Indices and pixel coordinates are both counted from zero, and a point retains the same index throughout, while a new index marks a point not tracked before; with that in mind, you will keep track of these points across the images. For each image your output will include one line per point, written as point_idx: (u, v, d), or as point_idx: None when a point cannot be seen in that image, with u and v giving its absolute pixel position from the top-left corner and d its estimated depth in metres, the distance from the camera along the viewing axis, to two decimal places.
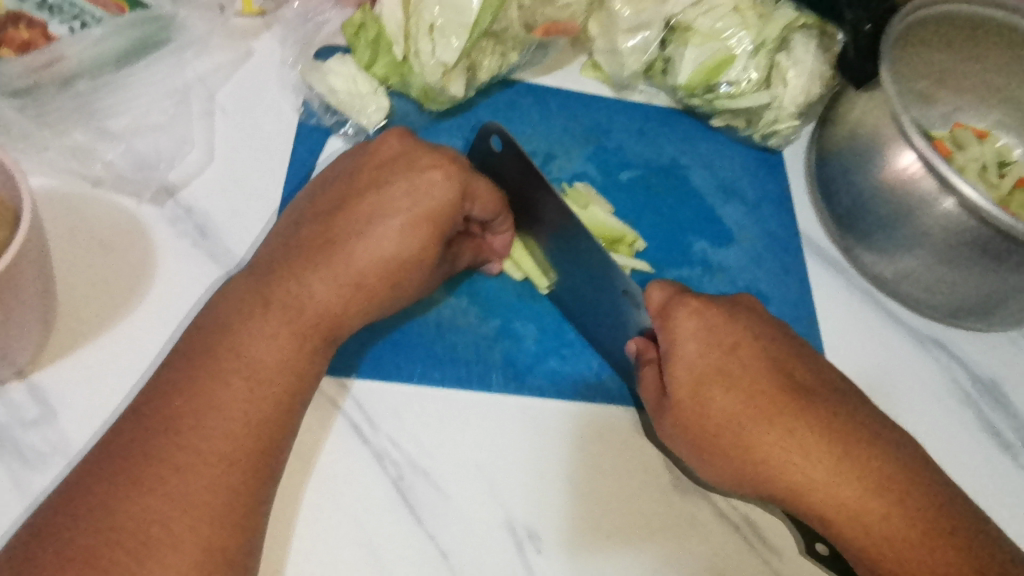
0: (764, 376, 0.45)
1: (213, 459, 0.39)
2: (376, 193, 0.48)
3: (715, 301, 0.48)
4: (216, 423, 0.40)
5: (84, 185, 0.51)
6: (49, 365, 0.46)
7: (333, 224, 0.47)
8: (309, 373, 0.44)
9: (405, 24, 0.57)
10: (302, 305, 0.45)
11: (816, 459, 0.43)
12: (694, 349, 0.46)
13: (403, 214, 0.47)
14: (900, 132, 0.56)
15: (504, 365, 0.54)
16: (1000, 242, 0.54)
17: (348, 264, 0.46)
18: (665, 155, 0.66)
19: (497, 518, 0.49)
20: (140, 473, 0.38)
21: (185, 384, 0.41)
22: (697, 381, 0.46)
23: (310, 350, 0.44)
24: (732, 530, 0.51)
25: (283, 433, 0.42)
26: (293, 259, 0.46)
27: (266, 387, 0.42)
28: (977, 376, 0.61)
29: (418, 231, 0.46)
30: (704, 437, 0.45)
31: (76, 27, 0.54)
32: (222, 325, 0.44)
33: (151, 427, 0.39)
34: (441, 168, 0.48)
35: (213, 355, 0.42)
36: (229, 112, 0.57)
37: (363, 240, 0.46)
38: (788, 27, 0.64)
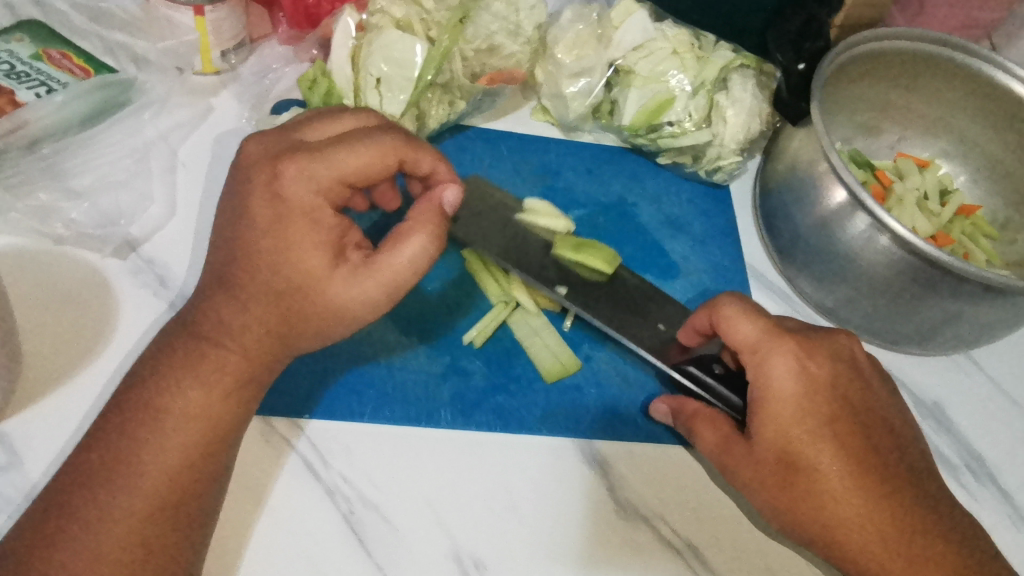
0: (862, 443, 0.47)
1: (123, 514, 0.40)
2: (280, 226, 0.45)
3: (811, 347, 0.50)
4: (128, 475, 0.41)
5: (47, 243, 0.54)
6: (14, 414, 0.48)
7: (220, 263, 0.46)
8: (223, 416, 0.44)
9: (354, 79, 0.60)
10: (210, 353, 0.44)
11: (882, 531, 0.46)
12: (794, 402, 0.47)
13: (284, 225, 0.44)
14: (830, 169, 0.58)
15: (452, 400, 0.56)
16: (928, 270, 0.56)
17: (250, 313, 0.44)
18: (612, 192, 0.68)
19: (445, 551, 0.50)
20: (53, 528, 0.39)
21: (109, 435, 0.42)
22: (787, 437, 0.47)
23: (220, 394, 0.44)
24: (675, 555, 0.53)
25: (202, 478, 0.42)
26: (211, 300, 0.45)
27: (174, 434, 0.42)
28: (922, 400, 0.63)
29: (312, 236, 0.45)
30: (775, 485, 0.47)
31: (43, 93, 0.57)
32: (146, 373, 0.44)
33: (73, 481, 0.41)
34: (296, 160, 0.46)
35: (123, 411, 0.43)
36: (190, 167, 0.60)
37: (262, 260, 0.44)
38: (726, 68, 0.66)
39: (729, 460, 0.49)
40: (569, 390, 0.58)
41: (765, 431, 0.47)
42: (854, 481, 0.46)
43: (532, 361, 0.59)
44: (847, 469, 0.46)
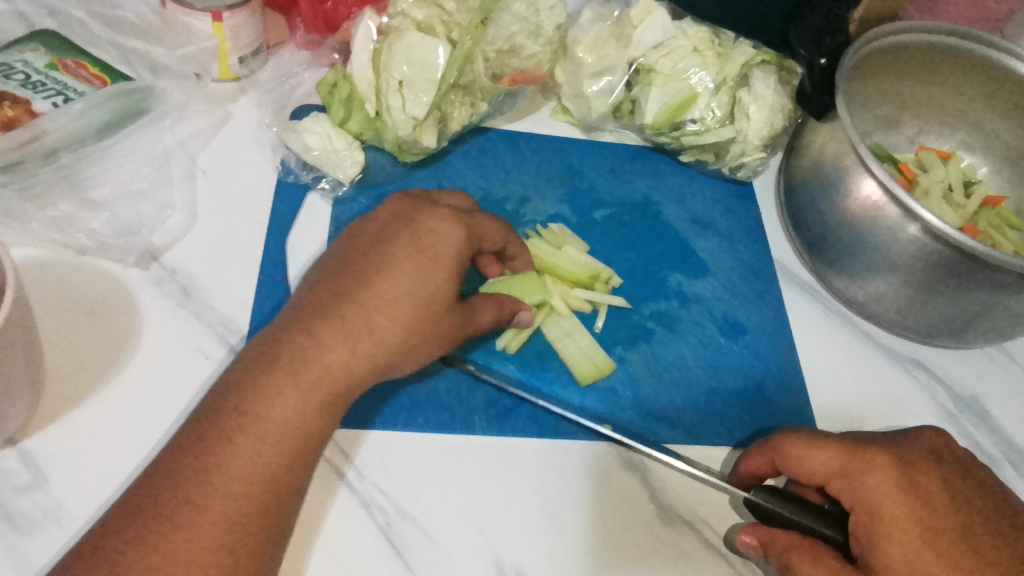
0: (985, 551, 0.44)
1: (215, 518, 0.39)
2: (409, 266, 0.48)
3: (903, 454, 0.47)
4: (222, 480, 0.40)
5: (68, 253, 0.53)
6: (39, 431, 0.46)
7: (344, 280, 0.48)
8: (313, 429, 0.44)
9: (375, 81, 0.59)
10: (309, 358, 0.44)
11: None
12: (903, 523, 0.44)
13: (403, 263, 0.48)
14: (860, 161, 0.58)
15: (485, 406, 0.55)
16: (965, 263, 0.55)
17: (370, 339, 0.46)
18: (636, 192, 0.68)
19: (486, 563, 0.48)
20: (146, 531, 0.38)
21: (198, 442, 0.41)
22: (908, 563, 0.43)
23: (315, 404, 0.44)
24: (720, 559, 0.51)
25: (288, 488, 0.42)
26: (306, 321, 0.46)
27: (269, 444, 0.42)
28: (959, 394, 0.62)
29: (430, 272, 0.48)
30: None
31: (59, 102, 0.55)
32: (256, 378, 0.44)
33: (162, 485, 0.40)
34: (442, 218, 0.50)
35: (222, 415, 0.43)
36: (210, 174, 0.59)
37: (372, 289, 0.47)
38: (747, 64, 0.66)
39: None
40: (603, 392, 0.57)
41: (886, 562, 0.43)
42: None
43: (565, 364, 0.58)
44: None
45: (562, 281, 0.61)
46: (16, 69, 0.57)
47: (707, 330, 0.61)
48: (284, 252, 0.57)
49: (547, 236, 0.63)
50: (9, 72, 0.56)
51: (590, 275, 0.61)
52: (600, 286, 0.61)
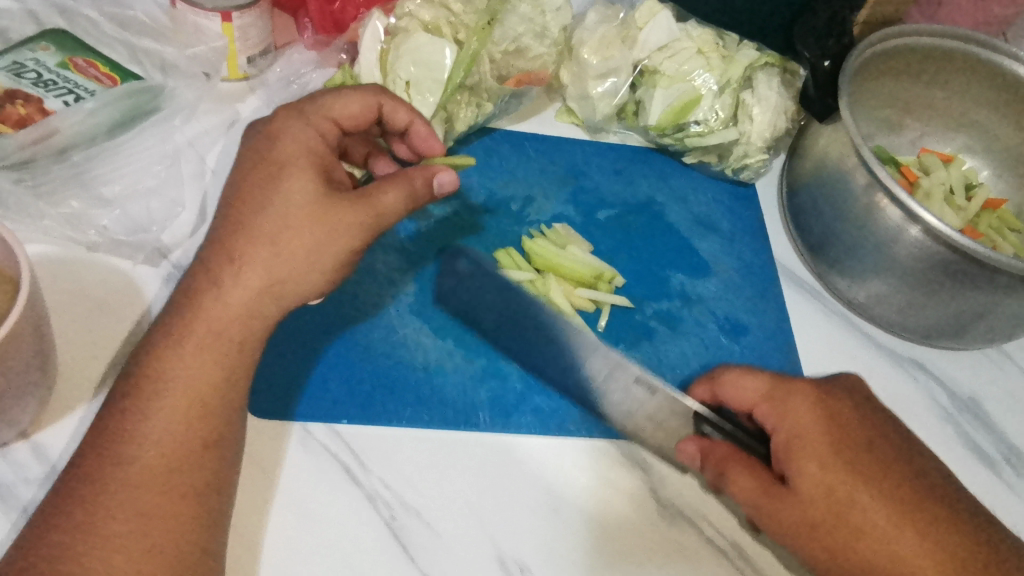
0: (894, 470, 0.46)
1: (128, 488, 0.38)
2: (255, 183, 0.45)
3: (824, 386, 0.50)
4: (127, 450, 0.39)
5: (79, 250, 0.53)
6: (50, 425, 0.47)
7: (218, 224, 0.46)
8: (206, 377, 0.42)
9: (382, 82, 0.60)
10: (208, 310, 0.43)
11: (944, 555, 0.44)
12: (820, 439, 0.47)
13: (291, 174, 0.45)
14: (861, 163, 0.58)
15: (489, 403, 0.55)
16: (964, 265, 0.55)
17: (246, 265, 0.43)
18: (640, 193, 0.68)
19: (489, 557, 0.49)
20: (67, 511, 0.37)
21: (110, 416, 0.41)
22: (825, 475, 0.45)
23: (200, 352, 0.42)
24: (720, 555, 0.52)
25: (196, 444, 0.41)
26: (208, 258, 0.45)
27: (165, 404, 0.41)
28: (957, 395, 0.62)
29: (307, 174, 0.45)
30: (823, 526, 0.45)
31: (71, 101, 0.56)
32: (149, 349, 0.43)
33: (78, 465, 0.39)
34: (284, 130, 0.47)
35: (121, 387, 0.42)
36: (218, 173, 0.60)
37: (263, 200, 0.45)
38: (750, 66, 0.66)
39: (769, 509, 0.46)
40: None
41: (806, 477, 0.45)
42: (896, 510, 0.45)
43: None
44: (886, 501, 0.45)
45: (567, 281, 0.62)
46: (28, 67, 0.57)
47: (709, 330, 0.62)
48: None
49: (551, 236, 0.64)
50: (20, 70, 0.57)
51: (592, 275, 0.61)
52: (603, 285, 0.61)
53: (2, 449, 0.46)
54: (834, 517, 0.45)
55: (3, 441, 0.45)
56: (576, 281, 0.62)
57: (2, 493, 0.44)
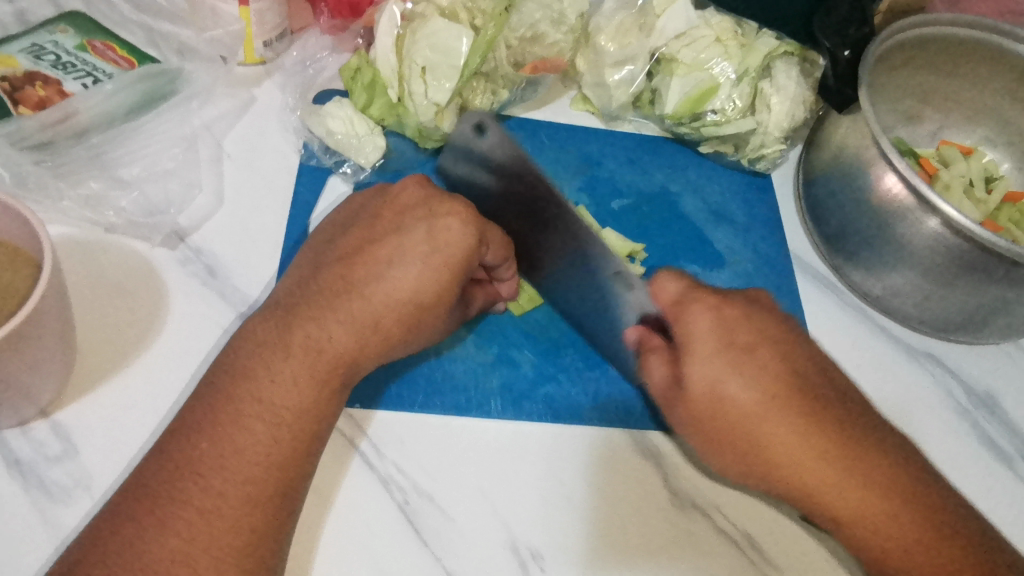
0: (775, 370, 0.46)
1: (234, 502, 0.40)
2: (412, 255, 0.48)
3: (726, 294, 0.49)
4: (238, 465, 0.41)
5: (97, 231, 0.54)
6: (70, 404, 0.48)
7: (351, 269, 0.48)
8: (326, 416, 0.45)
9: (398, 67, 0.60)
10: (323, 349, 0.45)
11: (823, 456, 0.44)
12: (712, 345, 0.46)
13: (420, 258, 0.47)
14: (880, 154, 0.57)
15: (501, 391, 0.55)
16: (983, 258, 0.55)
17: (379, 334, 0.47)
18: (655, 182, 0.68)
19: (502, 544, 0.49)
20: (167, 515, 0.39)
21: (208, 426, 0.42)
22: (711, 370, 0.46)
23: (328, 392, 0.45)
24: (733, 547, 0.51)
25: (305, 474, 0.43)
26: (316, 302, 0.47)
27: (286, 430, 0.43)
28: (974, 390, 0.62)
29: (438, 276, 0.47)
30: (708, 420, 0.46)
31: (89, 83, 0.57)
32: (243, 373, 0.44)
33: (180, 470, 0.40)
34: (459, 216, 0.49)
35: (235, 398, 0.43)
36: (234, 157, 0.61)
37: (384, 285, 0.47)
38: (769, 55, 0.66)
39: (678, 408, 0.48)
40: (617, 379, 0.57)
41: (695, 375, 0.46)
42: (780, 407, 0.45)
43: (578, 351, 0.58)
44: (775, 400, 0.45)
45: None
46: (47, 50, 0.57)
47: None
48: (306, 235, 0.58)
49: None
50: (40, 52, 0.57)
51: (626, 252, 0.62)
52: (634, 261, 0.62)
53: (22, 426, 0.46)
54: (711, 415, 0.46)
55: (23, 419, 0.46)
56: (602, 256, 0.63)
57: (23, 471, 0.45)
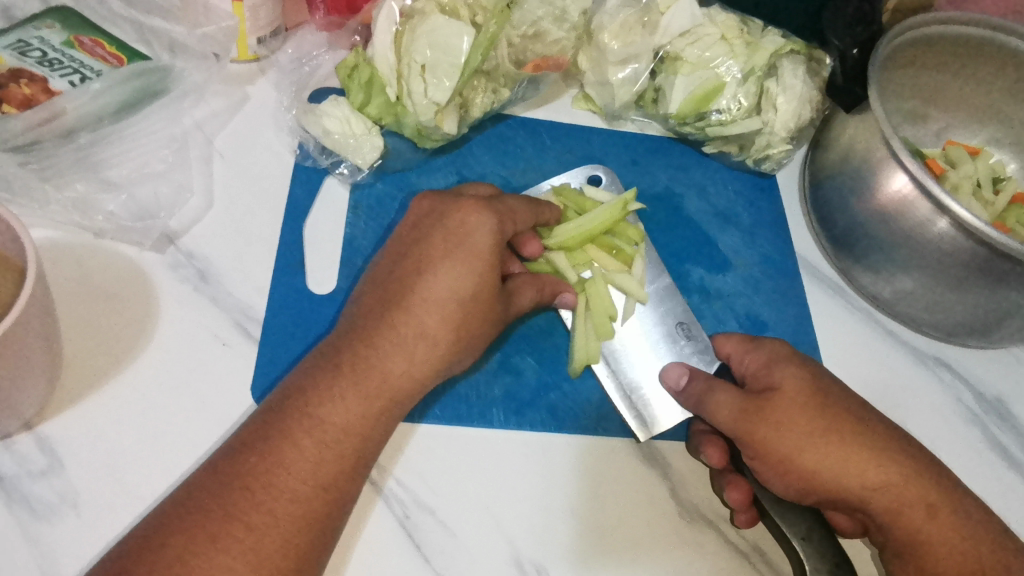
0: (853, 400, 0.49)
1: (283, 521, 0.38)
2: (446, 258, 0.46)
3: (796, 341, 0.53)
4: (286, 482, 0.39)
5: (85, 236, 0.52)
6: (56, 416, 0.46)
7: (388, 281, 0.47)
8: (373, 434, 0.43)
9: (396, 65, 0.58)
10: (371, 365, 0.44)
11: (885, 473, 0.46)
12: (798, 367, 0.49)
13: (449, 257, 0.46)
14: (890, 154, 0.56)
15: (503, 400, 0.54)
16: (998, 263, 0.54)
17: (426, 342, 0.45)
18: (658, 183, 0.67)
19: (506, 556, 0.47)
20: (216, 529, 0.37)
21: (258, 441, 0.41)
22: (798, 385, 0.48)
23: (377, 411, 0.43)
24: (742, 560, 0.50)
25: (349, 496, 0.42)
26: (360, 322, 0.46)
27: (333, 447, 0.41)
28: (983, 395, 0.61)
29: (467, 272, 0.46)
30: (798, 426, 0.46)
31: (76, 81, 0.55)
32: (289, 391, 0.43)
33: (227, 487, 0.39)
34: (477, 212, 0.48)
35: (286, 415, 0.42)
36: (227, 157, 0.59)
37: (419, 289, 0.46)
38: (776, 53, 0.64)
39: (761, 434, 0.47)
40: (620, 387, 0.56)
41: (789, 386, 0.48)
42: (842, 425, 0.47)
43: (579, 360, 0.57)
44: (833, 417, 0.47)
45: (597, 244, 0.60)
46: (33, 46, 0.55)
47: (728, 327, 0.60)
48: (302, 239, 0.56)
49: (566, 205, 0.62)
50: (25, 49, 0.55)
51: (619, 205, 0.60)
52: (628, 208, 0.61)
53: (6, 440, 0.45)
54: (788, 425, 0.47)
55: (7, 433, 0.44)
56: (602, 231, 0.60)
57: (7, 488, 0.43)
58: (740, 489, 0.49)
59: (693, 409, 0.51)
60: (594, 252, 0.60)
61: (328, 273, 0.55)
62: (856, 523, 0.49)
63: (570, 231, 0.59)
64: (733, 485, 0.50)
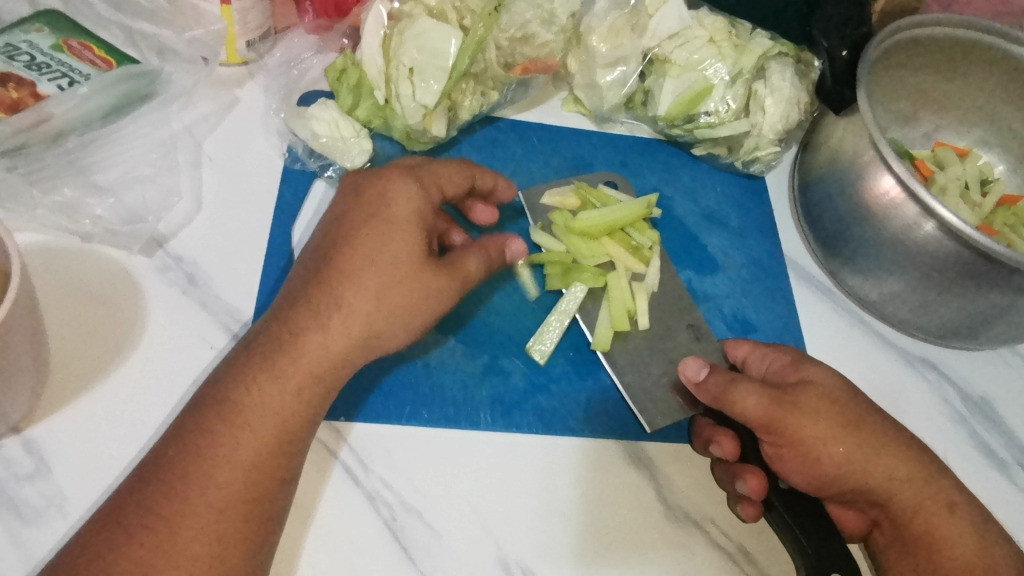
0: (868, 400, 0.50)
1: (201, 509, 0.39)
2: (370, 234, 0.47)
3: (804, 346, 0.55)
4: (201, 470, 0.39)
5: (73, 240, 0.52)
6: (42, 419, 0.46)
7: (312, 266, 0.47)
8: (293, 411, 0.43)
9: (385, 69, 0.58)
10: (288, 346, 0.44)
11: (905, 469, 0.47)
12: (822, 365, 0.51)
13: (364, 237, 0.47)
14: (878, 157, 0.56)
15: (491, 402, 0.54)
16: (981, 265, 0.54)
17: (343, 318, 0.45)
18: (647, 185, 0.67)
19: (492, 558, 0.48)
20: (133, 523, 0.38)
21: (179, 432, 0.41)
22: (825, 378, 0.50)
23: (294, 387, 0.43)
24: (728, 561, 0.50)
25: (273, 476, 0.41)
26: (282, 309, 0.46)
27: (249, 430, 0.41)
28: (970, 396, 0.61)
29: (382, 250, 0.46)
30: (829, 413, 0.47)
31: (65, 85, 0.54)
32: (211, 382, 0.44)
33: (149, 480, 0.39)
34: (394, 192, 0.48)
35: (203, 403, 0.42)
36: (216, 160, 0.59)
37: (336, 270, 0.46)
38: (764, 56, 0.65)
39: (796, 420, 0.47)
40: (608, 388, 0.56)
41: (817, 377, 0.49)
42: (864, 420, 0.48)
43: (569, 360, 0.57)
44: (856, 410, 0.48)
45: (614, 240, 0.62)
46: (21, 50, 0.55)
47: (716, 329, 0.61)
48: (291, 242, 0.56)
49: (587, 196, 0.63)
50: (14, 53, 0.55)
51: (643, 207, 0.62)
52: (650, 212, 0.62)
53: None
54: (820, 412, 0.47)
55: None
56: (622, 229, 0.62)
57: None
58: (757, 476, 0.49)
59: (718, 406, 0.49)
60: (611, 246, 0.61)
61: None
62: (865, 523, 0.50)
63: (593, 220, 0.60)
64: (750, 472, 0.49)
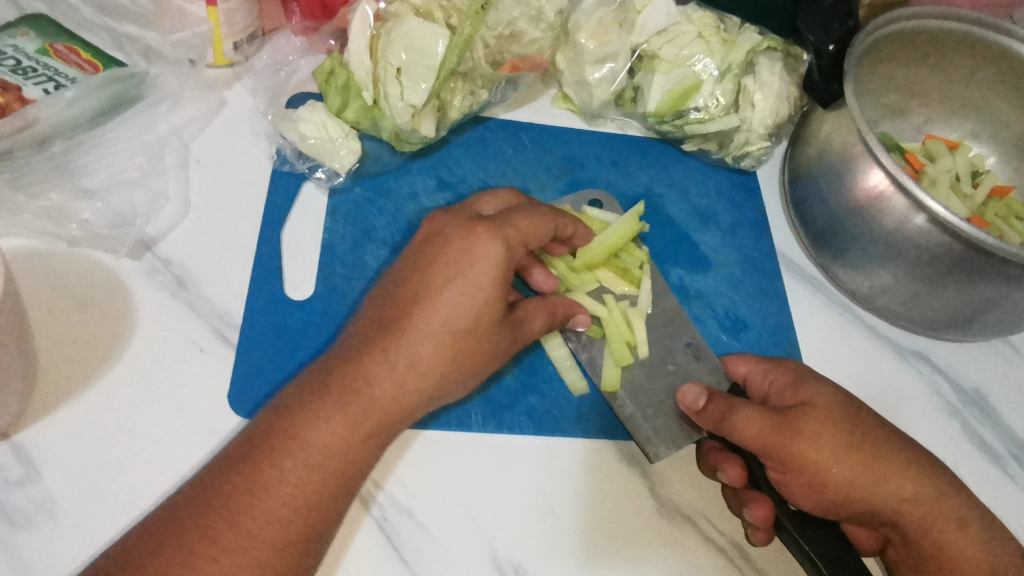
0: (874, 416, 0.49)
1: (262, 545, 0.39)
2: (444, 279, 0.46)
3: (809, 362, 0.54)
4: (268, 505, 0.39)
5: (60, 244, 0.52)
6: (32, 425, 0.46)
7: (387, 307, 0.46)
8: (361, 460, 0.43)
9: (372, 69, 0.58)
10: (361, 390, 0.43)
11: (912, 486, 0.47)
12: (819, 384, 0.50)
13: (449, 287, 0.45)
14: (866, 150, 0.56)
15: (482, 402, 0.53)
16: (972, 258, 0.54)
17: (417, 371, 0.44)
18: (638, 184, 0.67)
19: (483, 555, 0.48)
20: (191, 549, 0.37)
21: (244, 460, 0.41)
22: (823, 398, 0.49)
23: (362, 435, 0.43)
24: (720, 555, 0.50)
25: (328, 520, 0.41)
26: (351, 346, 0.45)
27: (316, 471, 0.41)
28: (962, 388, 0.61)
29: (467, 300, 0.45)
30: (829, 436, 0.47)
31: (51, 89, 0.54)
32: (277, 410, 0.43)
33: (210, 506, 0.39)
34: (480, 240, 0.47)
35: (272, 433, 0.42)
36: (204, 163, 0.59)
37: (418, 316, 0.45)
38: (753, 51, 0.65)
39: (796, 447, 0.46)
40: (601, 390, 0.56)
41: (816, 399, 0.49)
42: (867, 440, 0.47)
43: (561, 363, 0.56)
44: (859, 432, 0.48)
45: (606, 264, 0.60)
46: (6, 54, 0.54)
47: (708, 326, 0.61)
48: (281, 242, 0.56)
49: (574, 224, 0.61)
50: None
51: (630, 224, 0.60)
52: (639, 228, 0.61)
53: None
54: (821, 436, 0.47)
55: None
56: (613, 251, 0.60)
57: None
58: (764, 506, 0.48)
59: (717, 431, 0.48)
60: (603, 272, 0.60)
61: (304, 280, 0.55)
62: (878, 538, 0.49)
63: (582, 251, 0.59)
64: (756, 501, 0.48)
